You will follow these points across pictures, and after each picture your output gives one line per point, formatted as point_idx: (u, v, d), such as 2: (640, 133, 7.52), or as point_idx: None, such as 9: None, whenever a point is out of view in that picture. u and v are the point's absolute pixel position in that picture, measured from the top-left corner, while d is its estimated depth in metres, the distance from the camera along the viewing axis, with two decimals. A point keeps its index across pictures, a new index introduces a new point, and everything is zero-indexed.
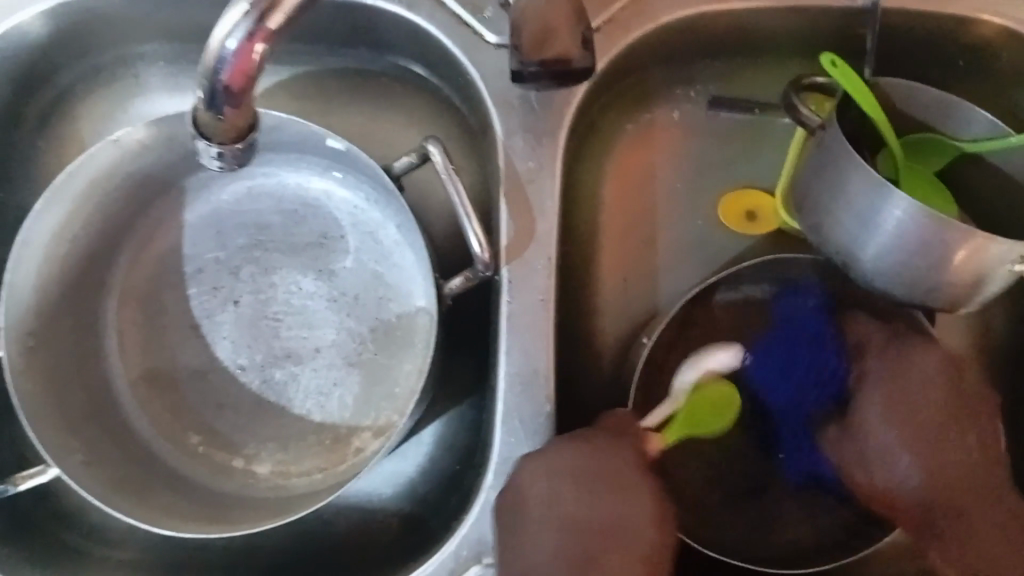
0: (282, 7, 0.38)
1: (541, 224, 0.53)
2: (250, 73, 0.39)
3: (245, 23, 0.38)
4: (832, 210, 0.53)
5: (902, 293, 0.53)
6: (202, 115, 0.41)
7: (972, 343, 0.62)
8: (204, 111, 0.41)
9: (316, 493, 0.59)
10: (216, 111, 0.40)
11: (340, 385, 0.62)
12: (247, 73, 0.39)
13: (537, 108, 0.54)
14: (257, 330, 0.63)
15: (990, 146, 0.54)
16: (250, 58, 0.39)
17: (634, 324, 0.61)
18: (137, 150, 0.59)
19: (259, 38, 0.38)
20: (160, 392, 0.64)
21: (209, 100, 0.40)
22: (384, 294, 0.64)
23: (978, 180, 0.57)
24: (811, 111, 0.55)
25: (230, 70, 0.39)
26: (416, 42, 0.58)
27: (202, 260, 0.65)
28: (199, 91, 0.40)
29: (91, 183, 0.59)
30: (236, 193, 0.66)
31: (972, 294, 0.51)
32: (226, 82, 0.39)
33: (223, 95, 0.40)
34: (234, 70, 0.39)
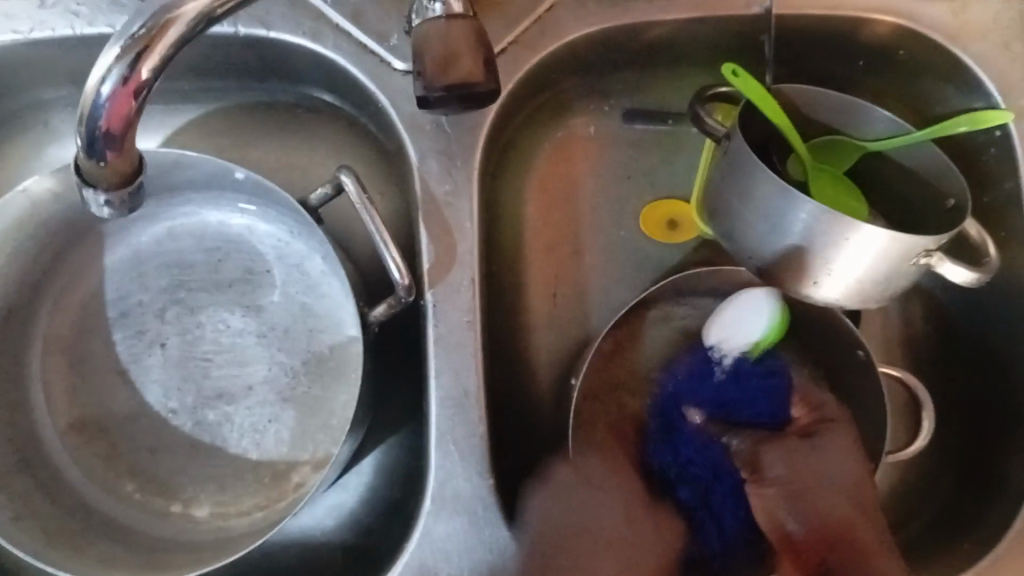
0: (159, 50, 0.38)
1: (463, 246, 0.53)
2: (129, 116, 0.38)
3: (119, 69, 0.37)
4: (742, 217, 0.54)
5: (816, 292, 0.54)
6: (84, 164, 0.40)
7: (897, 332, 0.64)
8: (85, 159, 0.40)
9: (258, 532, 0.59)
10: (99, 159, 0.39)
11: (275, 421, 0.62)
12: (125, 119, 0.38)
13: (450, 130, 0.55)
14: (187, 370, 0.62)
15: (892, 143, 0.56)
16: (127, 103, 0.38)
17: (566, 337, 0.61)
18: (50, 201, 0.59)
19: (135, 83, 0.38)
20: (91, 441, 0.63)
21: (90, 149, 0.39)
22: (313, 325, 0.63)
23: (884, 173, 0.59)
24: (715, 121, 0.56)
25: (107, 116, 0.38)
26: (326, 74, 0.58)
27: (127, 303, 0.64)
28: (79, 139, 0.39)
29: (3, 237, 0.58)
30: (157, 235, 0.65)
31: (884, 287, 0.52)
32: (106, 129, 0.38)
33: (102, 143, 0.39)
34: (111, 115, 0.38)
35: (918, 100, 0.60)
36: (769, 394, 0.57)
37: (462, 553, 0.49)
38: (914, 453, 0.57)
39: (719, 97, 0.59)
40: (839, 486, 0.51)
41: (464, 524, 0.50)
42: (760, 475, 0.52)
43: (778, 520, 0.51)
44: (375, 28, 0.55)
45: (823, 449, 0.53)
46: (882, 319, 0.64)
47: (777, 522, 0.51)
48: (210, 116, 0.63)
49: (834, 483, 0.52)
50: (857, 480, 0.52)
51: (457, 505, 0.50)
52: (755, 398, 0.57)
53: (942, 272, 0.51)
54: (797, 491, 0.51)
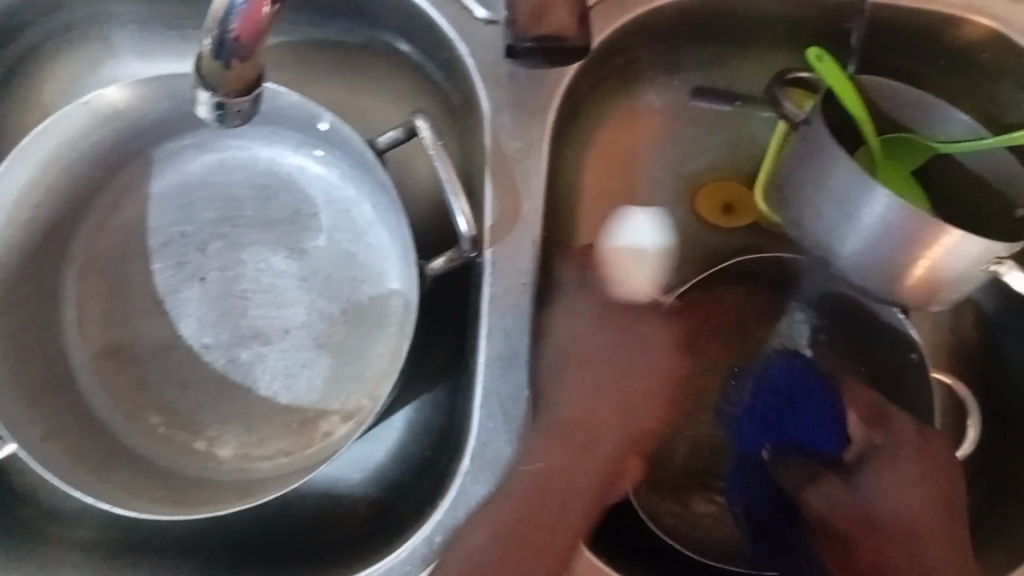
0: None
1: (528, 206, 0.52)
2: (261, 23, 0.35)
3: None
4: (814, 203, 0.53)
5: (880, 290, 0.53)
6: (207, 65, 0.37)
7: (944, 339, 0.63)
8: (209, 59, 0.36)
9: (285, 479, 0.59)
10: (226, 62, 0.36)
11: (309, 366, 0.61)
12: (256, 25, 0.35)
13: (526, 84, 0.53)
14: (224, 307, 0.61)
15: (965, 147, 0.55)
16: (261, 9, 0.35)
17: None
18: (107, 118, 0.57)
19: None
20: (121, 368, 0.61)
21: (217, 50, 0.36)
22: (357, 275, 0.62)
23: (953, 177, 0.58)
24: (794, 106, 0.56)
25: (239, 22, 0.35)
26: (403, 17, 0.56)
27: (169, 234, 0.62)
28: (205, 40, 0.36)
29: (57, 150, 0.57)
30: (206, 165, 0.63)
31: (949, 291, 0.52)
32: (238, 35, 0.35)
33: (229, 49, 0.36)
34: (245, 20, 0.35)
35: (999, 107, 0.58)
36: (826, 418, 0.54)
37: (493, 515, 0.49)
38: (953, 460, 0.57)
39: (795, 83, 0.59)
40: (906, 502, 0.49)
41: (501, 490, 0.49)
42: (809, 487, 0.51)
43: (829, 526, 0.49)
44: None
45: (880, 479, 0.50)
46: (930, 323, 0.63)
47: (837, 550, 0.48)
48: (273, 49, 0.61)
49: (894, 513, 0.48)
50: (920, 473, 0.50)
51: (494, 468, 0.49)
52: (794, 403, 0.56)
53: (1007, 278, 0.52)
54: (849, 488, 0.50)
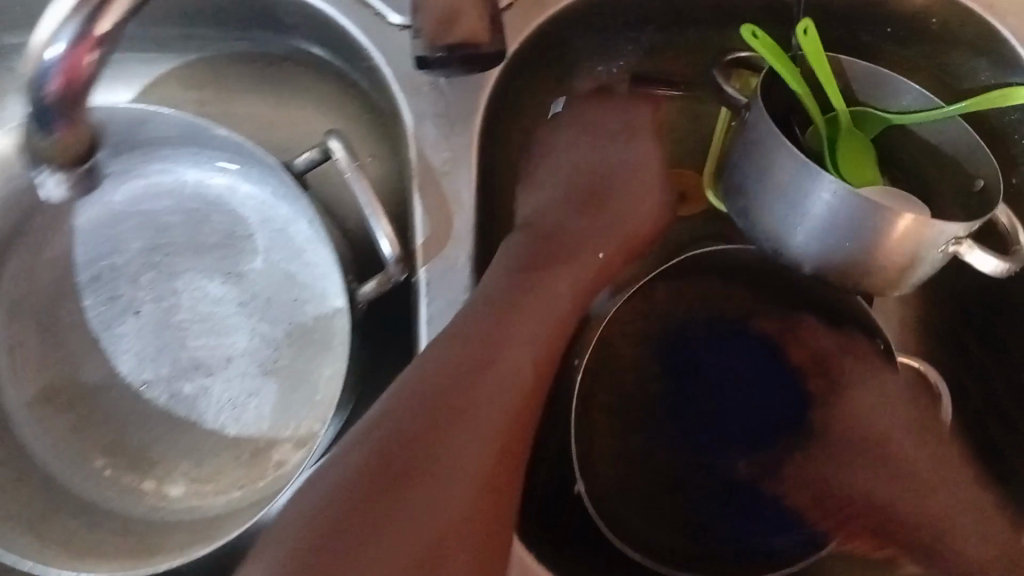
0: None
1: (460, 221, 0.49)
2: (86, 73, 0.34)
3: (71, 25, 0.33)
4: (760, 193, 0.50)
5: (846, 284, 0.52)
6: (33, 142, 0.37)
7: None
8: (34, 133, 0.36)
9: (241, 515, 0.56)
10: (47, 131, 0.36)
11: (256, 394, 0.58)
12: (82, 79, 0.34)
13: (448, 93, 0.50)
14: (161, 341, 0.58)
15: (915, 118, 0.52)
16: (82, 59, 0.34)
17: None
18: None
19: (92, 37, 0.33)
20: (59, 411, 0.59)
21: (37, 120, 0.35)
22: (298, 295, 0.59)
23: (909, 148, 0.55)
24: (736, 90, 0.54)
25: (57, 81, 0.34)
26: (315, 26, 0.53)
27: (99, 267, 0.59)
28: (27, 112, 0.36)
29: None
30: (131, 194, 0.60)
31: (908, 278, 0.49)
32: (54, 94, 0.34)
33: (52, 109, 0.35)
34: (59, 80, 0.34)
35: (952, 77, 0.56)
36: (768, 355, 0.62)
37: None
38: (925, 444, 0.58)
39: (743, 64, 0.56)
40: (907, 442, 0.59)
41: None
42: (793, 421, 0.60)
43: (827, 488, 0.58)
44: None
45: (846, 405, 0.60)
46: None
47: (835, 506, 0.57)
48: (191, 66, 0.58)
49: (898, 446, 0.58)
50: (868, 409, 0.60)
51: None
52: (726, 358, 0.61)
53: (973, 261, 0.48)
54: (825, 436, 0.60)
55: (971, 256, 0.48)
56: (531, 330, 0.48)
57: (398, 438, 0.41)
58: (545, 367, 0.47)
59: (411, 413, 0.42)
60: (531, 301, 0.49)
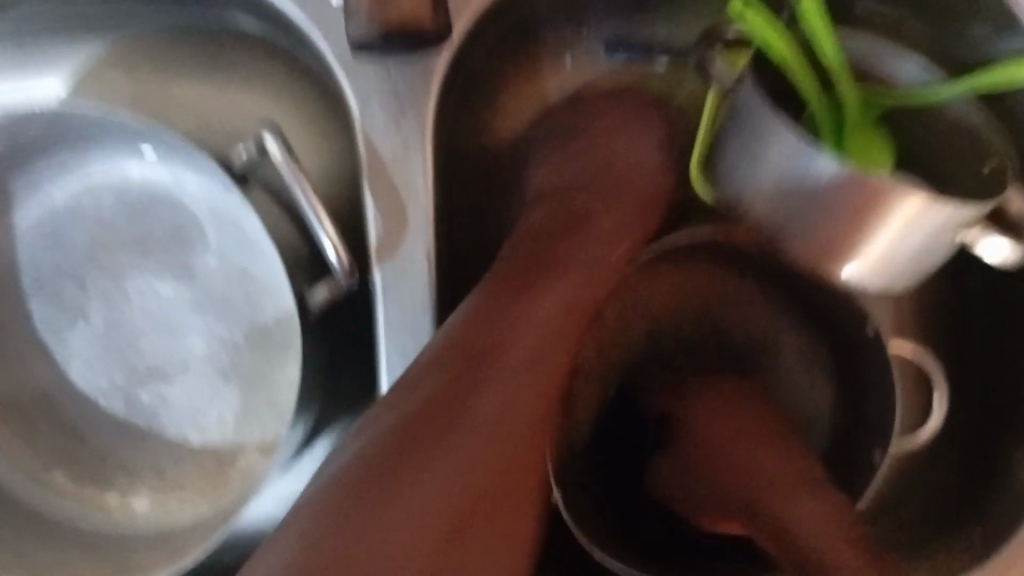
0: None
1: (414, 217, 0.45)
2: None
3: None
4: (751, 179, 0.46)
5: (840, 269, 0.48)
6: None
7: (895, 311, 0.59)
8: None
9: (205, 527, 0.54)
10: None
11: (217, 400, 0.55)
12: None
13: (395, 76, 0.44)
14: (114, 348, 0.55)
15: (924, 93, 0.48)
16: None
17: None
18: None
19: None
20: (12, 423, 0.56)
21: None
22: (255, 293, 0.55)
23: (918, 128, 0.50)
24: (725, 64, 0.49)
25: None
26: (253, 1, 0.49)
27: (42, 271, 0.55)
28: None
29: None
30: (71, 191, 0.55)
31: (913, 268, 0.46)
32: None
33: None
34: None
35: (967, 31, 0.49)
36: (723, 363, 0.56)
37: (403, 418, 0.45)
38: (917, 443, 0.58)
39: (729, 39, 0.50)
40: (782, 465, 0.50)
41: None
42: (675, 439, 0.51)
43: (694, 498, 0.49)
44: None
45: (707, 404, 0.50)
46: None
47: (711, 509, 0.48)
48: (123, 48, 0.54)
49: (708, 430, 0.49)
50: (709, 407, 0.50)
51: None
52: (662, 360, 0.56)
53: (980, 245, 0.46)
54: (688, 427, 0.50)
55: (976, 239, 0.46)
56: (568, 287, 0.43)
57: (403, 434, 0.35)
58: (578, 316, 0.42)
59: (424, 379, 0.37)
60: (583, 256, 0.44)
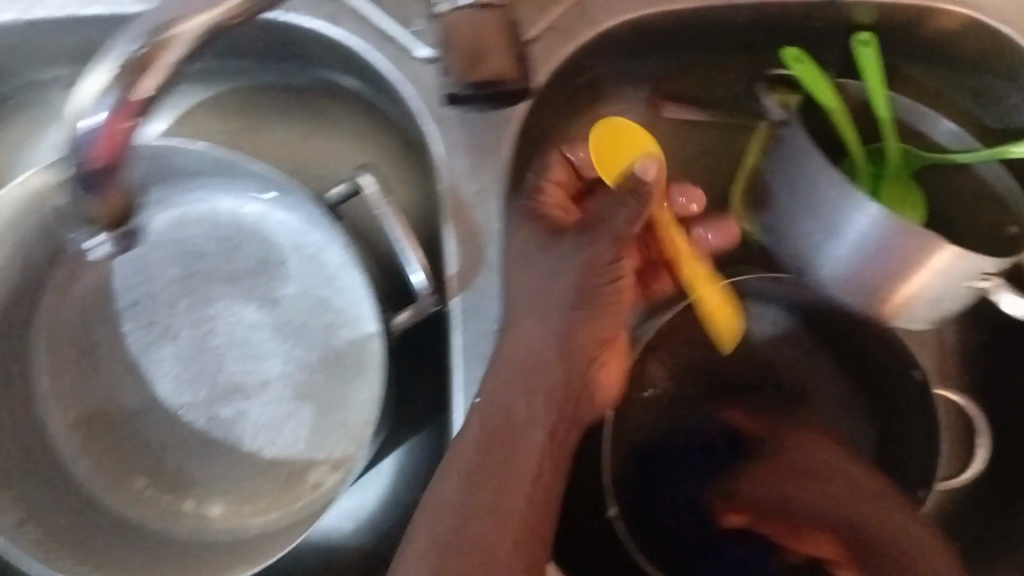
0: (162, 65, 0.38)
1: (491, 251, 0.49)
2: (118, 148, 0.40)
3: (112, 92, 0.38)
4: (794, 213, 0.50)
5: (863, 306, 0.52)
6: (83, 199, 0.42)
7: (939, 355, 0.60)
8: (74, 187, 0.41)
9: (278, 536, 0.58)
10: (87, 193, 0.41)
11: (291, 417, 0.60)
12: (116, 149, 0.40)
13: (477, 125, 0.50)
14: (200, 365, 0.60)
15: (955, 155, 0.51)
16: (115, 136, 0.39)
17: None
18: (47, 208, 0.54)
19: (126, 107, 0.39)
20: (98, 434, 0.60)
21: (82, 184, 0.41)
22: (331, 320, 0.60)
23: (948, 191, 0.53)
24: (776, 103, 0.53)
25: (97, 149, 0.39)
26: (344, 60, 0.53)
27: (138, 293, 0.60)
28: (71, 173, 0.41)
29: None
30: (166, 222, 0.60)
31: (930, 311, 0.50)
32: (96, 158, 0.40)
33: (90, 167, 0.40)
34: (103, 145, 0.39)
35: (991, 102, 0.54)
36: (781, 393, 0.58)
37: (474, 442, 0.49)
38: (958, 481, 0.58)
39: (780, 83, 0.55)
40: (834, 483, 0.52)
41: None
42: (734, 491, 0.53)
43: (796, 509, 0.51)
44: (397, 12, 0.50)
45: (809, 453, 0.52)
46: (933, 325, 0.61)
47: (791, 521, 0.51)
48: (219, 98, 0.59)
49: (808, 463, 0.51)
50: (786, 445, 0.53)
51: None
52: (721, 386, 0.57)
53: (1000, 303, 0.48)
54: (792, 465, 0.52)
55: (1002, 299, 0.48)
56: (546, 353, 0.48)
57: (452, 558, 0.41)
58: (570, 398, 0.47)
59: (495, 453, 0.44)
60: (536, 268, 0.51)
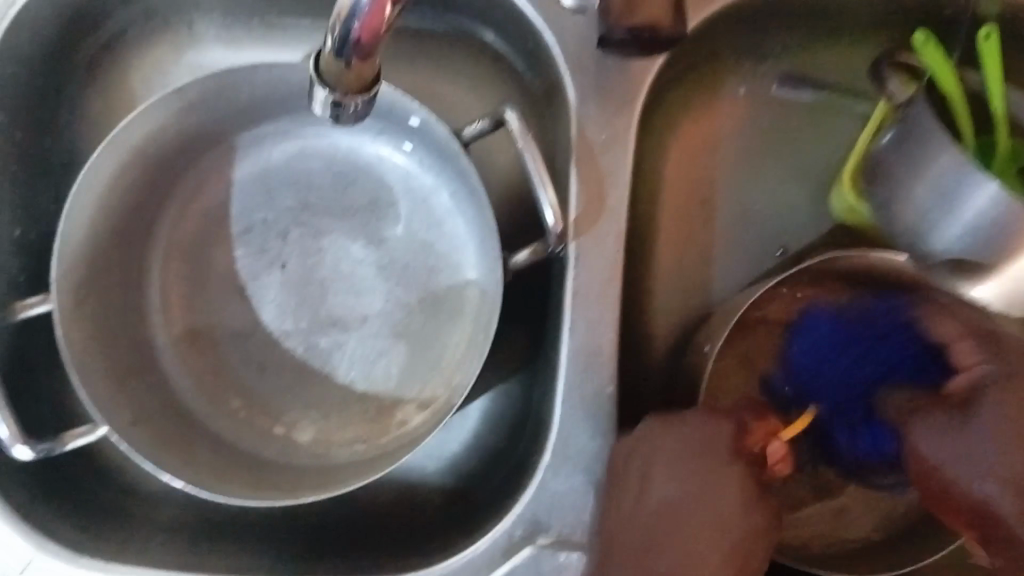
0: None
1: (613, 198, 0.51)
2: (382, 27, 0.36)
3: None
4: (909, 187, 0.52)
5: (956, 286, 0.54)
6: (327, 65, 0.38)
7: None
8: (330, 59, 0.37)
9: (365, 465, 0.58)
10: (346, 61, 0.37)
11: (386, 352, 0.61)
12: (377, 28, 0.36)
13: (614, 75, 0.52)
14: (305, 294, 0.61)
15: None
16: (384, 9, 0.35)
17: (686, 319, 0.60)
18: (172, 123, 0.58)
19: None
20: (200, 350, 0.62)
21: (338, 50, 0.37)
22: (433, 264, 0.62)
23: None
24: None
25: (364, 22, 0.35)
26: (486, 6, 0.56)
27: (251, 220, 0.62)
28: (327, 39, 0.37)
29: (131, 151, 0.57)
30: (286, 154, 0.63)
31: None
32: (358, 35, 0.36)
33: (352, 47, 0.36)
34: (367, 21, 0.35)
35: None
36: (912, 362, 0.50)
37: (589, 388, 0.50)
38: None
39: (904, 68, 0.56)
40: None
41: (583, 481, 0.49)
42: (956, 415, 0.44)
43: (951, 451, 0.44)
44: None
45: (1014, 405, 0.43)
46: None
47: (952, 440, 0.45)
48: None
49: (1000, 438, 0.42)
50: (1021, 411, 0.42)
51: (576, 461, 0.50)
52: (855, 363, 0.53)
53: None
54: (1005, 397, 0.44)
55: None
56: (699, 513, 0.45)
57: None
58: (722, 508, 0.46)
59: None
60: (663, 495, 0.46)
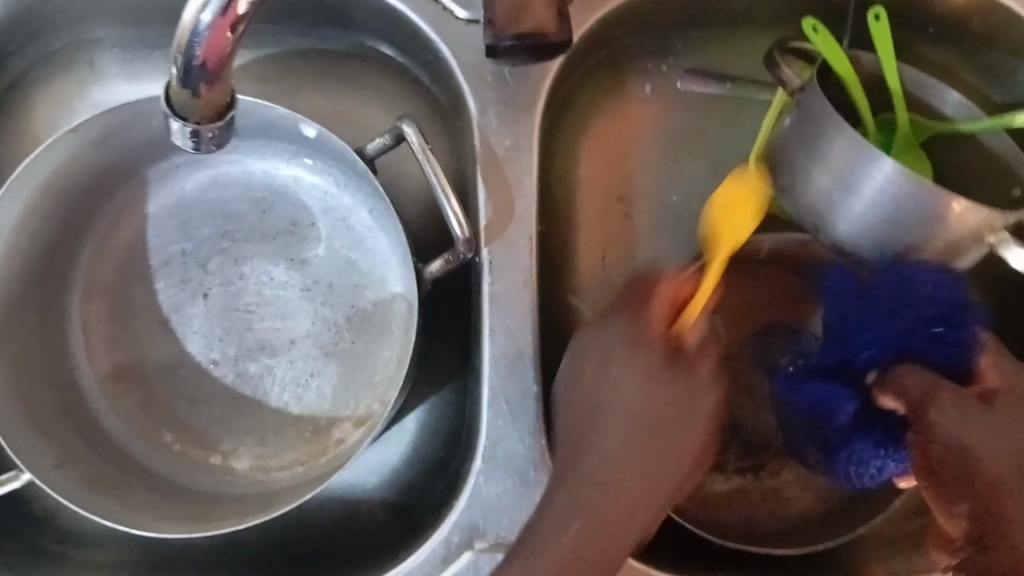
0: None
1: (522, 203, 0.52)
2: (225, 49, 0.37)
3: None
4: (808, 171, 0.53)
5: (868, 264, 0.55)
6: (177, 93, 0.40)
7: None
8: (178, 88, 0.39)
9: (302, 485, 0.58)
10: (193, 88, 0.39)
11: (318, 374, 0.61)
12: (221, 51, 0.38)
13: (512, 82, 0.53)
14: (230, 321, 0.61)
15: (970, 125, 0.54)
16: (223, 35, 0.37)
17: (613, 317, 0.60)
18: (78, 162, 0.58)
19: (232, 14, 0.36)
20: (130, 388, 0.61)
21: (185, 77, 0.39)
22: (359, 280, 0.62)
23: (958, 155, 0.57)
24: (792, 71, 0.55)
25: (205, 47, 0.37)
26: (384, 23, 0.57)
27: (170, 252, 0.62)
28: (174, 66, 0.39)
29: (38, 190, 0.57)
30: (201, 182, 0.63)
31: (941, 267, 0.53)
32: (203, 60, 0.37)
33: (197, 71, 0.38)
34: (209, 45, 0.37)
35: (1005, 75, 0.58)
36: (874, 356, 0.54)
37: (518, 390, 0.50)
38: None
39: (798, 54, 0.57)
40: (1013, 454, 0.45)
41: (515, 485, 0.50)
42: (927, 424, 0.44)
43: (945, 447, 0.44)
44: None
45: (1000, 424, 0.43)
46: None
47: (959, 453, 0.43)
48: (255, 64, 0.62)
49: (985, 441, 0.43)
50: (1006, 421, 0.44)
51: (508, 466, 0.50)
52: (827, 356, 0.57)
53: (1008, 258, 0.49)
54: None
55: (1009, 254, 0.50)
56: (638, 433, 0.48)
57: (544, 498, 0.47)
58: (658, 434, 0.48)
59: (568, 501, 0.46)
60: (577, 484, 0.46)
